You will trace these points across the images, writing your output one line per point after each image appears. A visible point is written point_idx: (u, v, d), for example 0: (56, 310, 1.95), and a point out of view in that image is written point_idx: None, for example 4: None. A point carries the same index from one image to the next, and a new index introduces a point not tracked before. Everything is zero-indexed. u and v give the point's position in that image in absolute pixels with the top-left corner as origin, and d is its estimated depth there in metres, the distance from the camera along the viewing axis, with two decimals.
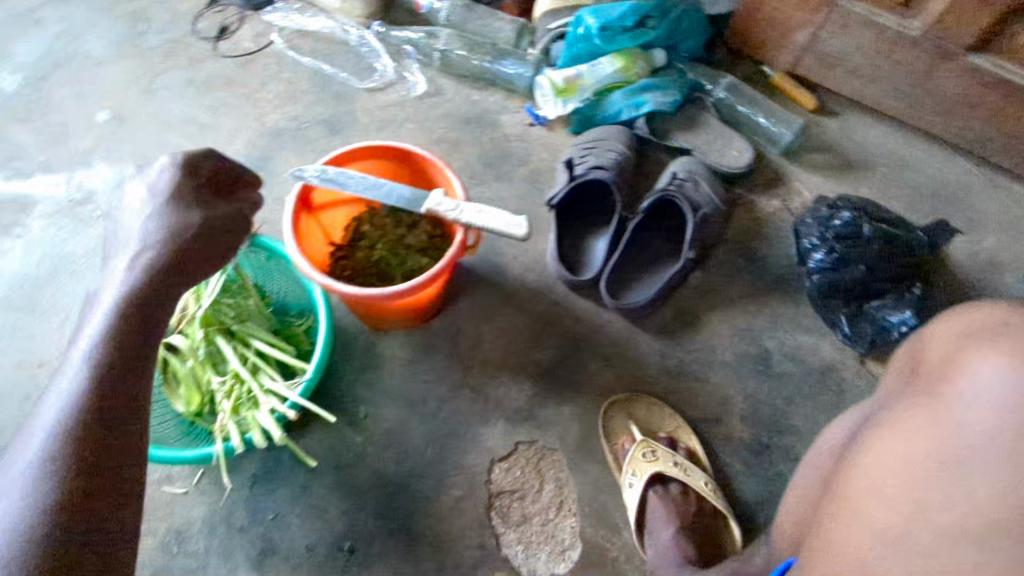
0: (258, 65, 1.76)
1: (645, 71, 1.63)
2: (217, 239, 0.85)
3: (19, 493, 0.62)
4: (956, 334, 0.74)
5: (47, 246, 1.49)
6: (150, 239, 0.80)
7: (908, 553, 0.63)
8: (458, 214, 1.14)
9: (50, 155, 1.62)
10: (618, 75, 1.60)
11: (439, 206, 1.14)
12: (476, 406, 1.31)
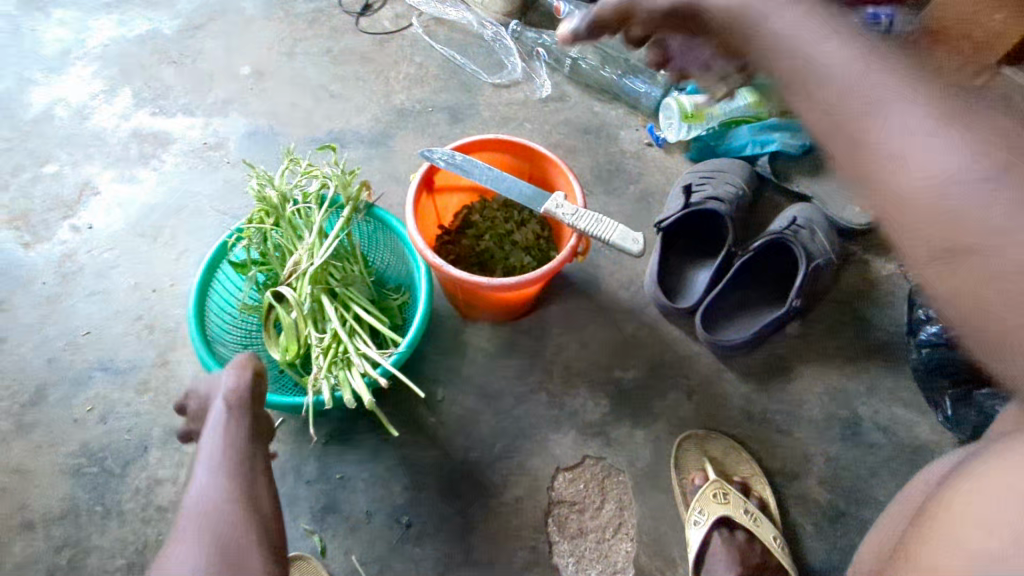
0: (394, 45, 1.83)
1: None
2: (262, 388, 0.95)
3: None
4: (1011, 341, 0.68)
5: (176, 182, 1.59)
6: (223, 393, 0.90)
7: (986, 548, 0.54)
8: (577, 219, 1.14)
9: (192, 98, 1.73)
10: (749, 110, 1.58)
11: (559, 209, 1.15)
12: (550, 411, 1.31)
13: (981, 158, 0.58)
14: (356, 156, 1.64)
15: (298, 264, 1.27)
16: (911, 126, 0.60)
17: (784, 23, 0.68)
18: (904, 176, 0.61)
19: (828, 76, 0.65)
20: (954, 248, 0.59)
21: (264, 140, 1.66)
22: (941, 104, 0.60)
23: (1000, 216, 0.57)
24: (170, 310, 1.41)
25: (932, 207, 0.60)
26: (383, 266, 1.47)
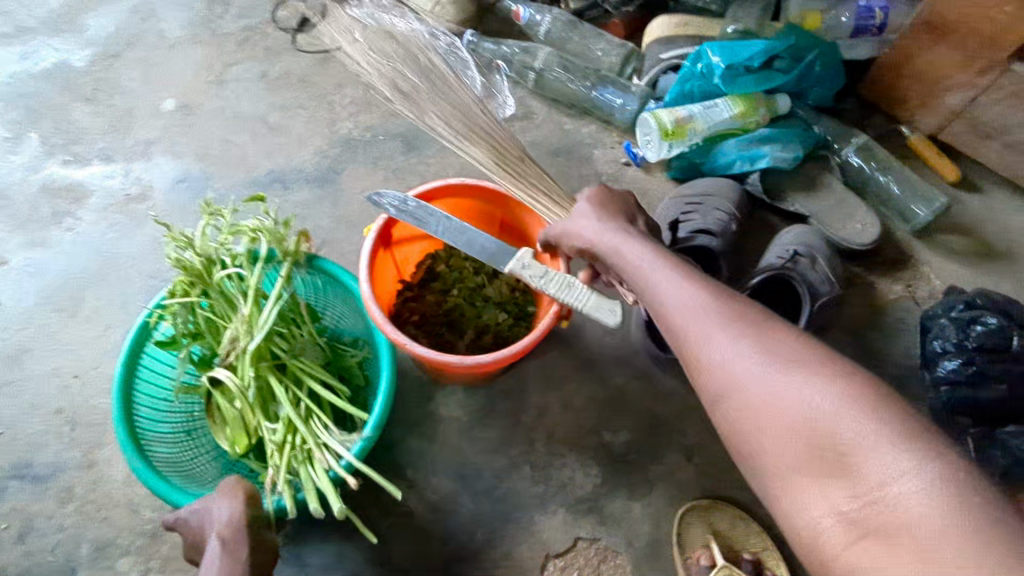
0: (337, 65, 1.63)
1: (766, 118, 1.43)
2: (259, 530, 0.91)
3: None
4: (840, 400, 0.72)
5: (95, 244, 1.40)
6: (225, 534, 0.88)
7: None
8: (545, 283, 0.97)
9: (109, 141, 1.52)
10: (733, 121, 1.41)
11: (524, 270, 0.99)
12: (535, 488, 1.17)
13: (768, 356, 0.68)
14: (300, 198, 1.46)
15: (235, 342, 1.06)
16: (700, 321, 0.74)
17: (627, 245, 0.86)
18: (705, 361, 0.73)
19: (652, 283, 0.81)
20: (737, 426, 0.69)
21: (194, 186, 1.47)
22: (732, 315, 0.74)
23: (758, 378, 0.68)
24: (93, 398, 1.24)
25: (719, 393, 0.71)
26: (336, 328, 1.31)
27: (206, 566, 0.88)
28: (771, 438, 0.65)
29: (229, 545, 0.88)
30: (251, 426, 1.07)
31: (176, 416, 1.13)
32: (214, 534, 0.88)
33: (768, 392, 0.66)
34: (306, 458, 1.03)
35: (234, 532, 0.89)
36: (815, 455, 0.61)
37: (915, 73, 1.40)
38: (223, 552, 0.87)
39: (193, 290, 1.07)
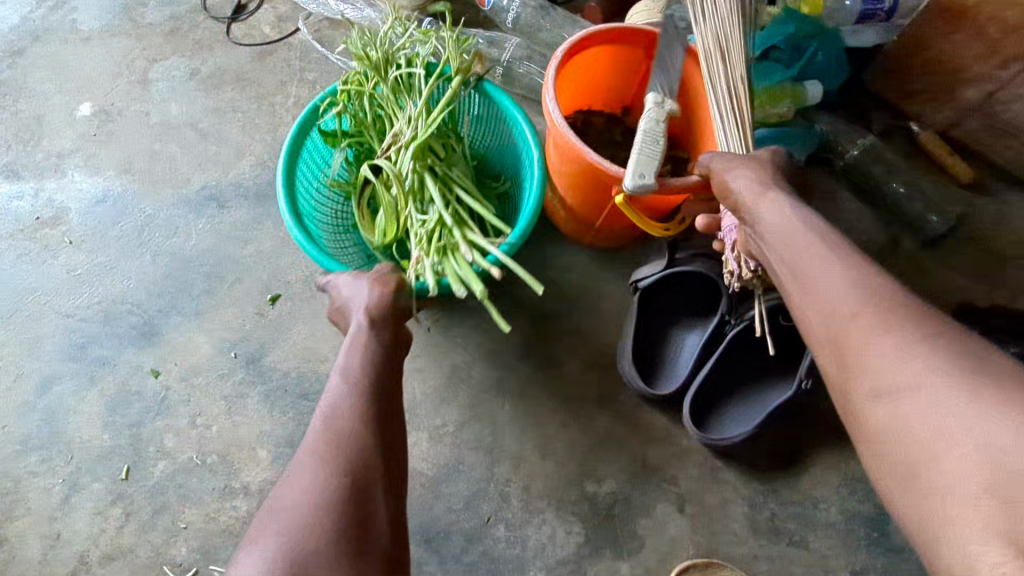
0: (278, 59, 1.43)
1: (792, 109, 1.26)
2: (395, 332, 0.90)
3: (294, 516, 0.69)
4: None
5: (3, 277, 1.23)
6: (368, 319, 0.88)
7: None
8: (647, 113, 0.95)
9: (17, 155, 1.34)
10: (762, 108, 1.23)
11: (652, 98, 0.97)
12: (511, 549, 1.05)
13: (964, 364, 0.58)
14: (239, 218, 1.28)
15: (401, 133, 1.12)
16: (881, 312, 0.65)
17: (786, 214, 0.77)
18: (873, 357, 0.64)
19: (817, 260, 0.72)
20: (904, 432, 0.59)
21: (115, 206, 1.29)
22: (922, 316, 0.64)
23: (927, 379, 0.59)
24: (7, 458, 1.10)
25: (887, 391, 0.62)
26: (282, 371, 1.16)
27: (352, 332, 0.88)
28: (950, 456, 0.55)
29: (375, 327, 0.88)
30: (402, 213, 1.10)
31: (325, 201, 1.20)
32: (362, 312, 0.88)
33: (958, 404, 0.56)
34: (449, 249, 1.02)
35: (381, 314, 0.89)
36: (1007, 492, 0.51)
37: (925, 62, 1.26)
38: (371, 333, 0.87)
39: (366, 83, 1.15)
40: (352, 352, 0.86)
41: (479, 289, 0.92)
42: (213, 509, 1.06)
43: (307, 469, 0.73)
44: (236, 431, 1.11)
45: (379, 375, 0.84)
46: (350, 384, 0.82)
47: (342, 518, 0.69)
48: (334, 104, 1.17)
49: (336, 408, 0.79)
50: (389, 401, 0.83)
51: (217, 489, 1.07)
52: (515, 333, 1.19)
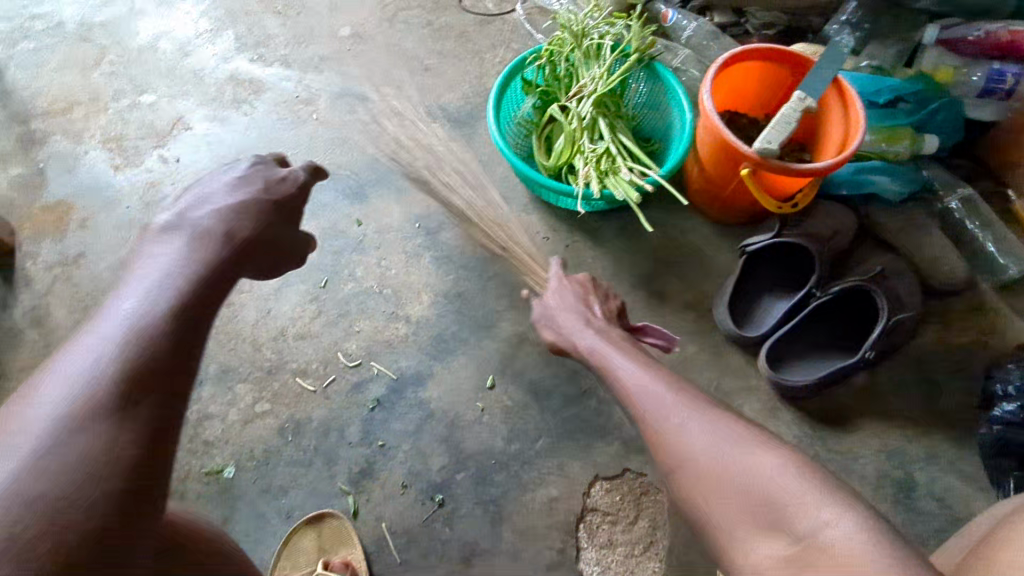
0: (494, 28, 1.79)
1: (907, 151, 1.48)
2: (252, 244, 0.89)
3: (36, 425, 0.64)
4: None
5: (261, 131, 1.61)
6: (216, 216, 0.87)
7: None
8: (788, 107, 1.27)
9: (290, 51, 1.73)
10: (878, 145, 1.47)
11: (797, 98, 1.27)
12: (597, 418, 1.30)
13: (713, 425, 0.89)
14: (440, 133, 1.62)
15: (586, 87, 1.46)
16: (668, 412, 0.94)
17: (615, 352, 1.12)
18: (678, 440, 0.90)
19: (637, 382, 1.02)
20: (705, 489, 0.84)
21: (352, 102, 1.65)
22: (707, 413, 0.92)
23: (699, 442, 0.88)
24: None
25: (687, 460, 0.88)
26: (451, 245, 1.48)
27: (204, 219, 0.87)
28: (731, 493, 0.81)
29: (233, 234, 0.87)
30: (577, 143, 1.44)
31: (512, 129, 1.54)
32: (185, 210, 0.87)
33: (720, 450, 0.85)
34: (612, 172, 1.37)
35: (241, 212, 0.89)
36: (764, 504, 0.78)
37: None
38: (195, 236, 0.85)
39: (565, 46, 1.50)
40: (168, 260, 0.81)
41: (636, 198, 1.30)
42: (381, 325, 1.38)
43: (84, 365, 0.69)
44: (409, 278, 1.44)
45: (216, 276, 0.83)
46: (157, 293, 0.77)
47: (127, 423, 0.67)
48: (537, 59, 1.52)
49: (126, 306, 0.75)
50: (209, 300, 0.81)
51: (386, 313, 1.40)
52: (633, 265, 1.47)
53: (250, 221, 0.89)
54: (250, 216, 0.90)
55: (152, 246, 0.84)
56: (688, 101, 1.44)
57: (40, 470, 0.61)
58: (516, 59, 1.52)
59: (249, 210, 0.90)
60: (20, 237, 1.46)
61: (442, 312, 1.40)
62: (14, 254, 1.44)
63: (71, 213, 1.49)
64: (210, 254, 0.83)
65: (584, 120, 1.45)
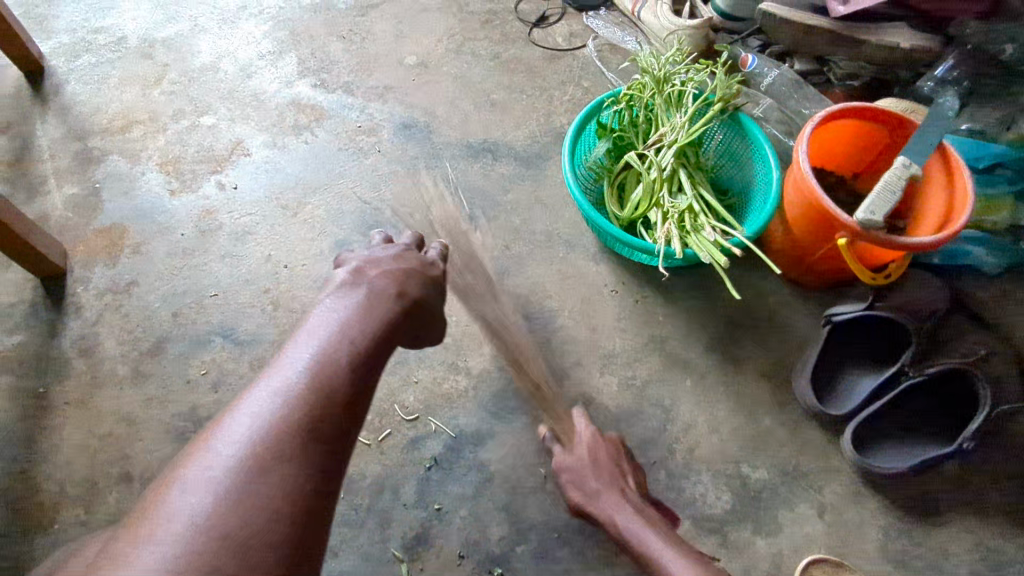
0: (564, 64, 1.71)
1: (1005, 222, 1.31)
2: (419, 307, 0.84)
3: (215, 477, 0.66)
4: None
5: (321, 161, 1.55)
6: (381, 275, 0.83)
7: None
8: (889, 175, 1.18)
9: (353, 78, 1.67)
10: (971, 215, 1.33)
11: (899, 166, 1.18)
12: (665, 494, 1.22)
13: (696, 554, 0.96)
14: (506, 172, 1.55)
15: (666, 137, 1.40)
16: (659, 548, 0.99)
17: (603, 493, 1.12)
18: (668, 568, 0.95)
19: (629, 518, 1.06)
20: None
21: (416, 136, 1.59)
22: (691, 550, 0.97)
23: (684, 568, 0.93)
24: (296, 290, 1.40)
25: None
26: (515, 294, 1.41)
27: (370, 273, 0.83)
28: None
29: (401, 296, 0.82)
30: (655, 195, 1.36)
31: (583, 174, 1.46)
32: (355, 265, 0.83)
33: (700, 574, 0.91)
34: (694, 229, 1.30)
35: (407, 276, 0.84)
36: None
37: None
38: (365, 296, 0.80)
39: (645, 90, 1.43)
40: (333, 318, 0.78)
41: (722, 262, 1.22)
42: (440, 376, 1.31)
43: (259, 419, 0.70)
44: (470, 327, 1.37)
45: (378, 345, 0.78)
46: (324, 360, 0.74)
47: (295, 494, 0.68)
48: (613, 103, 1.45)
49: (295, 371, 0.73)
50: (380, 360, 0.79)
51: (446, 363, 1.33)
52: (705, 325, 1.38)
53: (417, 285, 0.84)
54: (418, 281, 0.84)
55: (327, 297, 0.81)
56: (774, 157, 1.35)
57: (214, 527, 0.63)
58: (593, 103, 1.45)
59: (413, 274, 0.85)
60: (72, 260, 1.42)
61: (504, 366, 1.33)
62: (65, 278, 1.40)
63: (124, 238, 1.45)
64: (380, 321, 0.79)
65: (663, 172, 1.37)
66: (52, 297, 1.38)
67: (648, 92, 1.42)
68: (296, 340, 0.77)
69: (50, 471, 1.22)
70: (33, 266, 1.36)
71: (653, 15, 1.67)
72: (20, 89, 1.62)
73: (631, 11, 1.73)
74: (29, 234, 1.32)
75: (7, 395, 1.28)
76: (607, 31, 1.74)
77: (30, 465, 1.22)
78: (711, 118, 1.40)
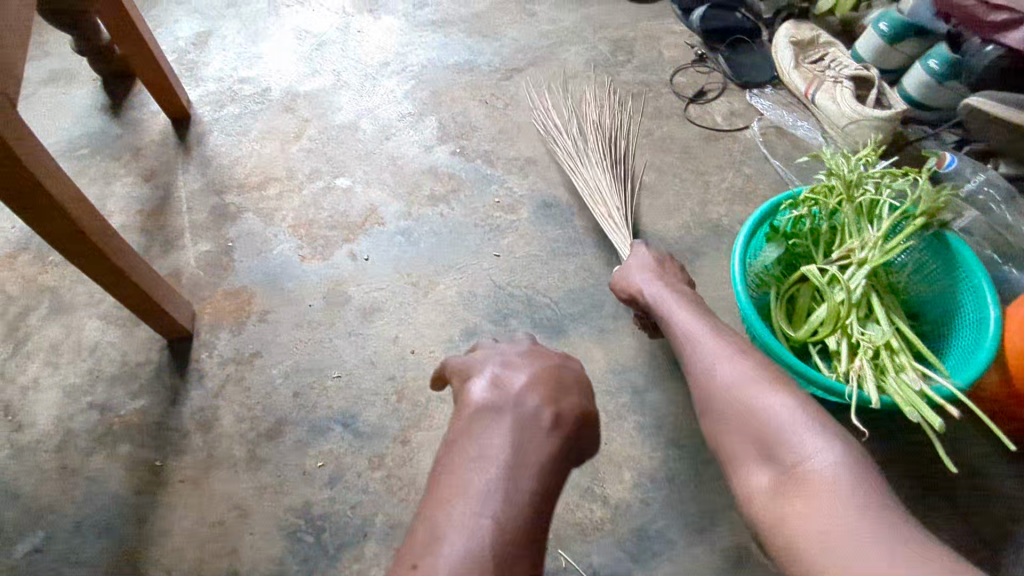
0: (723, 146, 1.55)
1: None
2: (577, 428, 0.71)
3: None
4: (767, 443, 0.90)
5: (456, 235, 1.46)
6: (529, 389, 0.71)
7: (832, 517, 0.78)
8: None
9: (494, 147, 1.58)
10: None
11: None
12: None
13: (749, 380, 0.96)
14: None
15: (854, 253, 1.22)
16: (717, 354, 1.02)
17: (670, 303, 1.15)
18: (722, 372, 1.00)
19: (693, 330, 1.08)
20: (753, 416, 0.93)
21: (557, 217, 1.47)
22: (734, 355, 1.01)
23: (747, 395, 0.95)
24: (423, 379, 1.30)
25: (738, 397, 0.96)
26: (661, 413, 1.25)
27: (511, 389, 0.72)
28: (766, 429, 0.91)
29: (558, 419, 0.69)
30: (839, 321, 1.18)
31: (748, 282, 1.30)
32: (490, 381, 0.73)
33: (768, 404, 0.92)
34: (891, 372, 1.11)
35: (558, 391, 0.72)
36: (768, 447, 0.90)
37: None
38: (512, 423, 0.68)
39: (832, 196, 1.25)
40: (493, 460, 0.65)
41: (934, 423, 1.02)
42: (573, 501, 1.17)
43: None
44: (609, 446, 1.22)
45: (538, 502, 0.64)
46: (477, 533, 0.60)
47: None
48: (792, 207, 1.27)
49: (456, 555, 0.58)
50: (548, 511, 0.65)
51: (580, 487, 1.18)
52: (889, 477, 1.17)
53: (569, 402, 0.72)
54: (571, 394, 0.73)
55: (464, 432, 0.69)
56: (993, 290, 1.13)
57: None
58: (768, 203, 1.29)
59: (564, 388, 0.73)
60: (199, 322, 1.38)
61: (645, 499, 1.17)
62: (192, 341, 1.36)
63: (251, 304, 1.40)
64: (541, 459, 0.66)
65: (851, 295, 1.19)
66: (177, 362, 1.33)
67: (834, 198, 1.23)
68: (434, 505, 0.63)
69: (160, 557, 1.15)
70: (163, 328, 1.32)
71: (831, 100, 1.49)
72: (166, 137, 1.63)
73: (803, 94, 1.56)
74: (164, 300, 1.28)
75: (126, 465, 1.23)
76: (774, 113, 1.58)
77: (140, 548, 1.16)
78: (912, 234, 1.19)
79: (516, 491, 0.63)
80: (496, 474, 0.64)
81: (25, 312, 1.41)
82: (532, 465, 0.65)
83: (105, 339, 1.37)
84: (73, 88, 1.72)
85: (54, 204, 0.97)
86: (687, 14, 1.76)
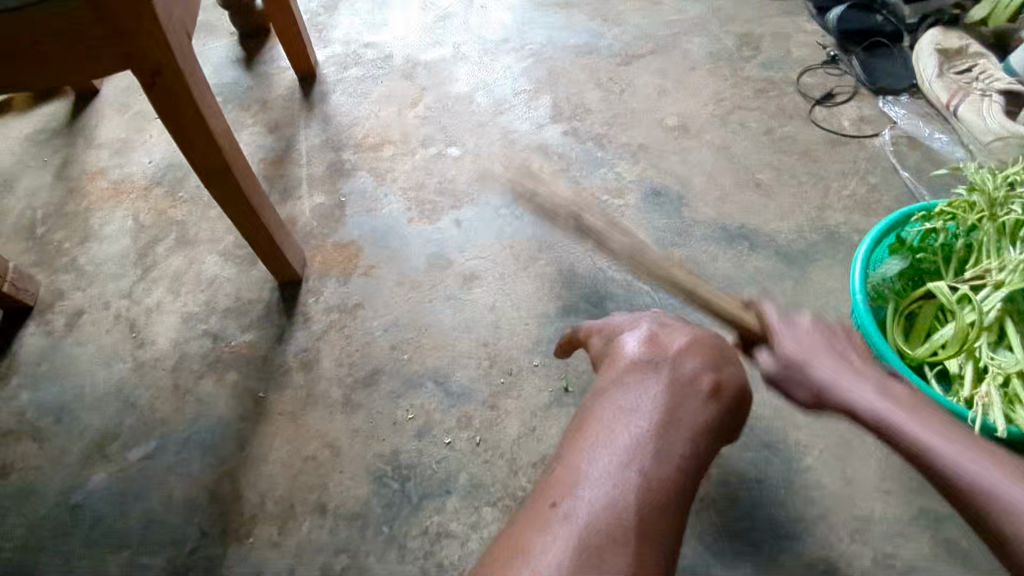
0: (847, 151, 1.48)
1: None
2: (723, 399, 0.80)
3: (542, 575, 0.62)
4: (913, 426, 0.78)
5: None
6: (683, 356, 0.82)
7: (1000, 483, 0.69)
8: None
9: (607, 130, 1.57)
10: None
11: None
12: None
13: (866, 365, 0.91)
14: (762, 266, 1.36)
15: (991, 274, 1.14)
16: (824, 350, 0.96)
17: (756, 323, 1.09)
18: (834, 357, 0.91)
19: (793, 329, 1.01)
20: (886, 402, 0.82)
21: (666, 206, 1.45)
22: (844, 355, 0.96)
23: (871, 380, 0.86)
24: (515, 348, 1.32)
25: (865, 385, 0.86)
26: (756, 413, 1.22)
27: (666, 353, 0.82)
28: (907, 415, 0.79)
29: (712, 389, 0.79)
30: (966, 343, 1.12)
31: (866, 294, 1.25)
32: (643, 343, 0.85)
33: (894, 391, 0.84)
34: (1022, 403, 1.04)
35: (711, 365, 0.82)
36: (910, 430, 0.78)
37: None
38: (666, 384, 0.78)
39: (971, 212, 1.17)
40: (644, 406, 0.76)
41: None
42: None
43: (579, 514, 0.66)
44: None
45: (688, 460, 0.73)
46: (624, 479, 0.69)
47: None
48: (923, 220, 1.21)
49: (607, 471, 0.70)
50: (697, 462, 0.75)
51: None
52: None
53: (722, 376, 0.81)
54: (728, 369, 0.83)
55: (615, 385, 0.80)
56: None
57: None
58: (896, 214, 1.23)
59: (716, 363, 0.83)
60: (309, 269, 1.44)
61: (731, 498, 1.14)
62: (300, 286, 1.42)
63: (359, 257, 1.45)
64: (692, 417, 0.76)
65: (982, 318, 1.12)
66: (286, 304, 1.40)
67: (974, 214, 1.16)
68: (584, 431, 0.75)
69: (255, 481, 1.22)
70: (277, 270, 1.39)
71: (976, 112, 1.41)
72: (293, 93, 1.71)
73: (943, 105, 1.48)
74: (283, 244, 1.35)
75: (232, 392, 1.31)
76: (909, 122, 1.50)
77: (238, 469, 1.23)
78: None
79: (670, 439, 0.73)
80: (647, 420, 0.75)
81: (155, 241, 1.52)
82: (685, 418, 0.76)
83: (223, 275, 1.46)
84: (213, 40, 1.83)
85: (207, 134, 1.03)
86: (822, 13, 1.70)
